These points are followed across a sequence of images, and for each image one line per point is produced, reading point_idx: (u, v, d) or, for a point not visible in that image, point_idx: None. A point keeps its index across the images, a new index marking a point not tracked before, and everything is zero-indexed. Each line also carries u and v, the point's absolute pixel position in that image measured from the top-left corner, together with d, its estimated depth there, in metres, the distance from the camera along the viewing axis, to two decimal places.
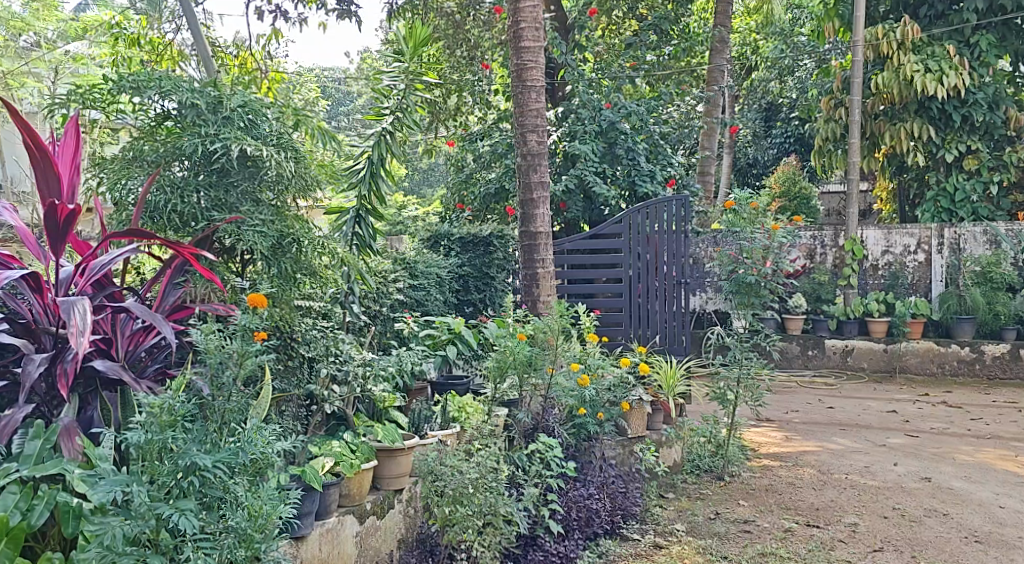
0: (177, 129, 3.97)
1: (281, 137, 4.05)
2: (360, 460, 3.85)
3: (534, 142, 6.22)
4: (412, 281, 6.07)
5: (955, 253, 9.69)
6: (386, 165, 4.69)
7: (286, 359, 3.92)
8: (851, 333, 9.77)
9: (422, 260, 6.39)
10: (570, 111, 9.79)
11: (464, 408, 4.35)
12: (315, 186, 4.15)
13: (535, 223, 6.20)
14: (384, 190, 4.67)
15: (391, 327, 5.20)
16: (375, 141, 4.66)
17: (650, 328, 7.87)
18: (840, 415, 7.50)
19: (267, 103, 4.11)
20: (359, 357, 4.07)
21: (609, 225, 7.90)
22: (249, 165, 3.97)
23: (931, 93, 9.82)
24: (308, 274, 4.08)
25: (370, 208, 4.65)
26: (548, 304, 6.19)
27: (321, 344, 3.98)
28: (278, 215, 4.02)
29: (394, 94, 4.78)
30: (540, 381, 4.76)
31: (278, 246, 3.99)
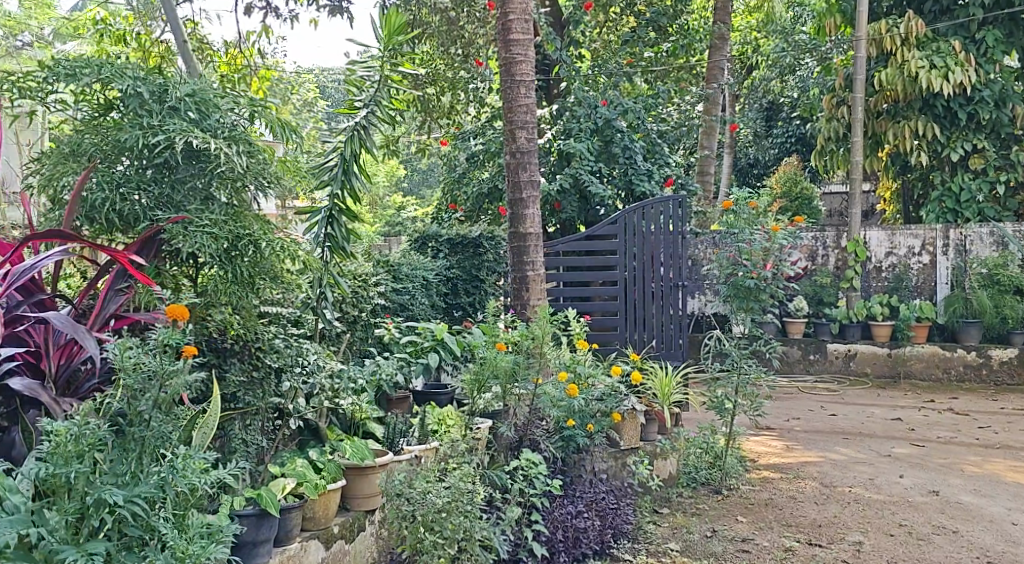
0: (120, 120, 3.72)
1: (233, 129, 3.78)
2: (325, 481, 3.70)
3: (523, 139, 5.95)
4: (395, 283, 5.81)
5: (960, 255, 9.43)
6: (360, 161, 4.34)
7: (251, 370, 3.68)
8: (853, 336, 9.51)
9: (406, 263, 6.13)
10: (565, 108, 9.46)
11: (443, 421, 4.29)
12: (274, 184, 3.89)
13: (525, 223, 5.95)
14: (358, 187, 4.31)
15: (372, 333, 4.94)
16: (348, 136, 4.33)
17: (646, 332, 7.61)
18: (843, 423, 7.25)
19: (221, 92, 3.87)
20: (327, 367, 3.92)
21: (603, 226, 7.65)
22: (196, 159, 3.71)
23: (937, 90, 9.58)
24: (268, 278, 3.77)
25: (344, 208, 4.28)
26: (537, 308, 5.94)
27: (288, 353, 3.80)
28: (231, 215, 3.73)
29: (367, 86, 4.42)
30: (525, 391, 4.51)
31: (233, 250, 3.65)
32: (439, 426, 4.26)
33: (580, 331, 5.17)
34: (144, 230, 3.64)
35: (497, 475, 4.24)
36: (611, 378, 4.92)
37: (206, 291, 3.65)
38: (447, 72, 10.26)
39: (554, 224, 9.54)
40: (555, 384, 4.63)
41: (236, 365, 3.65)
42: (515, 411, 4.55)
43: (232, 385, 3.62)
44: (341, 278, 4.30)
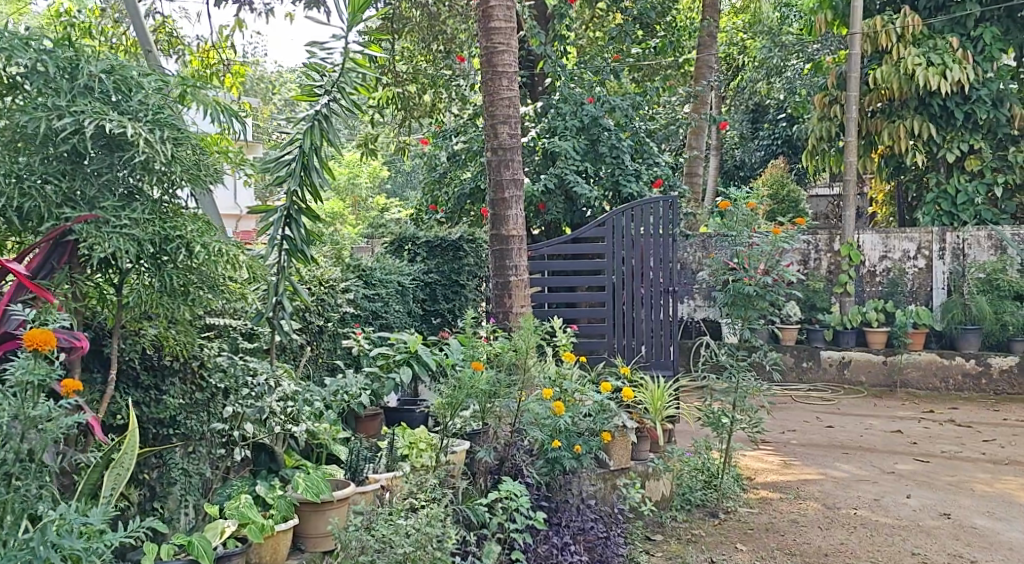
0: (22, 100, 3.26)
1: (159, 111, 3.36)
2: (274, 522, 3.44)
3: (505, 134, 5.55)
4: (367, 290, 5.37)
5: (958, 259, 9.12)
6: (322, 156, 3.88)
7: (194, 391, 3.51)
8: (848, 343, 9.15)
9: (380, 267, 5.69)
10: (550, 106, 9.06)
11: (414, 444, 3.95)
12: (210, 176, 3.49)
13: (507, 224, 5.56)
14: (318, 184, 3.86)
15: (340, 344, 4.65)
16: (308, 127, 3.83)
17: (634, 340, 7.20)
18: (841, 436, 6.90)
19: (144, 68, 3.44)
20: (278, 389, 3.66)
21: (590, 228, 7.30)
22: (112, 145, 3.27)
23: (934, 88, 9.25)
24: (207, 287, 3.45)
25: (303, 207, 3.86)
26: (521, 315, 5.55)
27: (232, 373, 3.60)
28: (156, 213, 3.34)
29: (328, 69, 3.91)
30: (507, 409, 4.14)
31: (162, 255, 3.33)
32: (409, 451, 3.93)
33: (567, 341, 4.81)
34: (48, 230, 3.21)
35: (473, 510, 3.86)
36: (601, 395, 4.53)
37: (130, 303, 3.33)
38: (428, 68, 9.87)
39: (539, 226, 9.15)
40: (539, 401, 4.24)
41: (176, 387, 3.47)
42: (495, 431, 4.17)
43: (172, 408, 3.44)
44: (300, 285, 3.92)
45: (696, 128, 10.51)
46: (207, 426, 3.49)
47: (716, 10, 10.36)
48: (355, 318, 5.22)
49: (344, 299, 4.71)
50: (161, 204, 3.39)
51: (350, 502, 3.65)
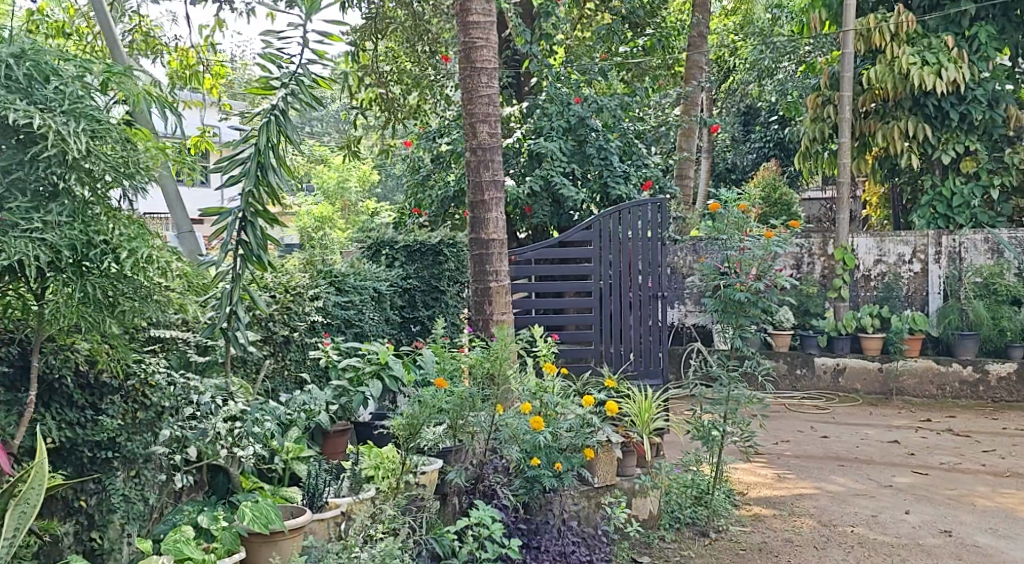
0: None
1: (75, 101, 3.07)
2: (217, 556, 3.22)
3: (484, 134, 5.31)
4: (340, 298, 5.11)
5: (954, 262, 8.90)
6: (279, 153, 3.64)
7: (135, 412, 3.40)
8: (842, 349, 8.93)
9: (355, 274, 5.44)
10: (535, 107, 8.81)
11: (380, 464, 3.78)
12: (138, 173, 3.20)
13: (487, 227, 5.32)
14: (275, 185, 3.60)
15: (307, 356, 4.39)
16: (263, 123, 3.64)
17: (623, 347, 6.95)
18: (836, 447, 6.67)
19: (59, 53, 3.14)
20: (225, 410, 3.54)
21: (577, 231, 7.02)
22: (21, 139, 2.99)
23: (929, 88, 9.04)
24: (136, 297, 3.22)
25: (260, 211, 3.60)
26: (503, 322, 5.32)
27: (173, 394, 3.48)
28: (77, 214, 3.06)
29: (286, 61, 3.80)
30: (477, 426, 4.01)
31: (85, 263, 3.08)
32: (374, 472, 3.75)
33: (548, 353, 4.63)
34: None
35: (437, 540, 3.75)
36: (585, 408, 4.30)
37: (49, 317, 3.06)
38: (413, 68, 9.62)
39: (526, 230, 8.90)
40: (518, 416, 4.02)
41: (116, 407, 3.33)
42: (469, 448, 4.07)
43: (111, 430, 3.31)
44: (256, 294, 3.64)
45: (686, 129, 10.28)
46: (146, 449, 3.39)
47: (707, 8, 10.14)
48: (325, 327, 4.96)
49: (312, 307, 4.45)
50: (93, 204, 3.11)
51: (304, 530, 3.45)
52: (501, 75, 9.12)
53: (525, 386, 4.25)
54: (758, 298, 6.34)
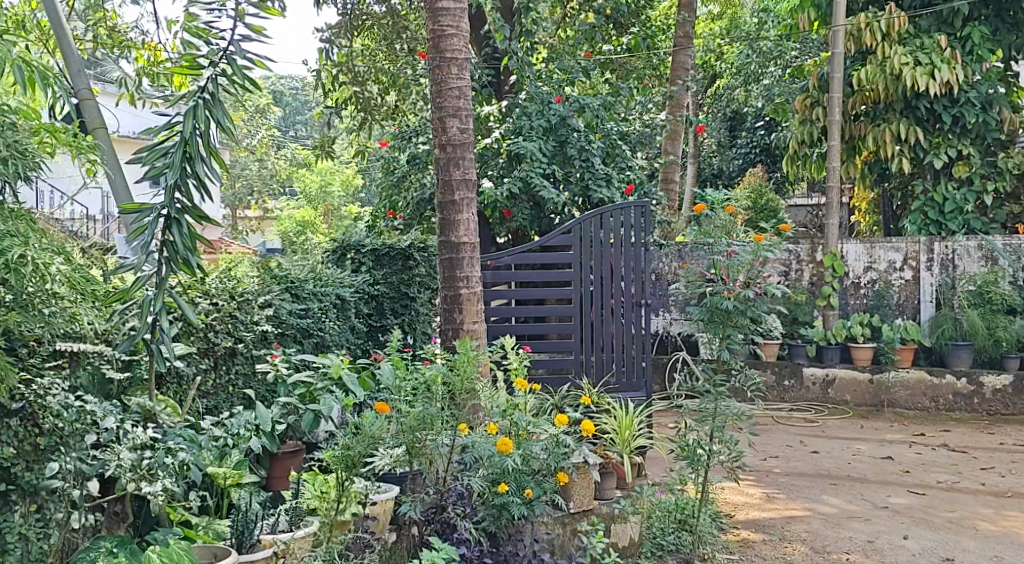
0: None
1: None
2: None
3: (454, 129, 4.95)
4: (296, 307, 4.77)
5: (946, 269, 8.57)
6: (206, 141, 3.59)
7: (32, 437, 3.26)
8: (832, 360, 8.60)
9: (312, 281, 5.10)
10: (515, 105, 8.44)
11: (324, 495, 3.64)
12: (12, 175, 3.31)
13: (457, 230, 4.98)
14: (203, 174, 3.57)
15: (255, 372, 4.17)
16: (190, 107, 3.57)
17: (605, 356, 6.62)
18: (827, 464, 6.37)
19: None
20: (134, 439, 3.35)
21: (556, 235, 6.69)
22: None
23: (922, 89, 8.72)
24: (18, 305, 3.29)
25: (189, 208, 3.60)
26: (473, 332, 4.97)
27: (71, 417, 3.31)
28: None
29: (212, 36, 3.66)
30: (437, 451, 3.84)
31: None
32: (319, 503, 3.62)
33: (519, 368, 4.40)
34: None
35: None
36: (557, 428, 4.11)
37: None
38: (389, 66, 9.23)
39: (505, 234, 8.55)
40: (485, 440, 3.93)
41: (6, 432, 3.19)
42: (427, 472, 3.89)
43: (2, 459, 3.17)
44: (181, 298, 3.57)
45: (671, 131, 9.95)
46: (42, 481, 3.23)
47: (693, 7, 9.82)
48: (277, 336, 4.62)
49: (262, 316, 4.25)
50: None
51: None
52: (480, 73, 8.76)
53: (495, 403, 4.11)
54: (750, 306, 5.93)
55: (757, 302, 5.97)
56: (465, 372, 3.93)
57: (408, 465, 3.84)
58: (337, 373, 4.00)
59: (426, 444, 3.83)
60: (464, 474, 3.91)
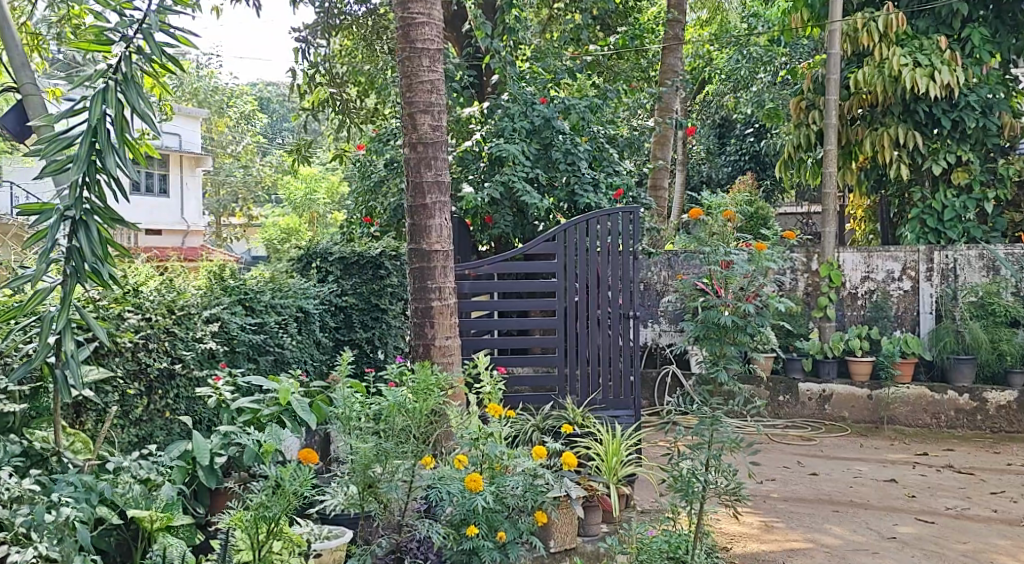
0: None
1: None
2: None
3: (426, 126, 4.55)
4: (248, 317, 4.50)
5: (947, 280, 8.14)
6: (117, 128, 3.61)
7: None
8: (829, 374, 8.22)
9: (268, 294, 4.74)
10: (497, 107, 8.02)
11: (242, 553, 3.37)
12: None
13: (429, 236, 4.57)
14: (112, 170, 3.58)
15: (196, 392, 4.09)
16: (100, 92, 3.60)
17: (591, 370, 6.21)
18: (827, 488, 5.98)
19: None
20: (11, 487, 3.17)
21: (539, 243, 6.24)
22: None
23: (922, 92, 8.29)
24: None
25: (94, 207, 3.60)
26: (446, 347, 4.57)
27: None
28: None
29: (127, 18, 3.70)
30: (393, 496, 3.61)
31: None
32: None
33: (495, 393, 4.26)
34: None
35: None
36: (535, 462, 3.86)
37: None
38: (368, 66, 8.80)
39: (487, 241, 8.13)
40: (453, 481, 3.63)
41: None
42: (379, 518, 3.66)
43: None
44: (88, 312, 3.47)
45: (660, 135, 9.57)
46: None
47: (683, 8, 9.42)
48: (226, 354, 4.33)
49: (207, 333, 4.11)
50: None
51: None
52: (460, 73, 8.32)
53: (466, 432, 3.88)
54: (748, 321, 5.53)
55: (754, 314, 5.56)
56: (423, 405, 3.67)
57: (360, 507, 3.63)
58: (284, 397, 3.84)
59: (377, 486, 3.61)
60: (422, 521, 3.71)
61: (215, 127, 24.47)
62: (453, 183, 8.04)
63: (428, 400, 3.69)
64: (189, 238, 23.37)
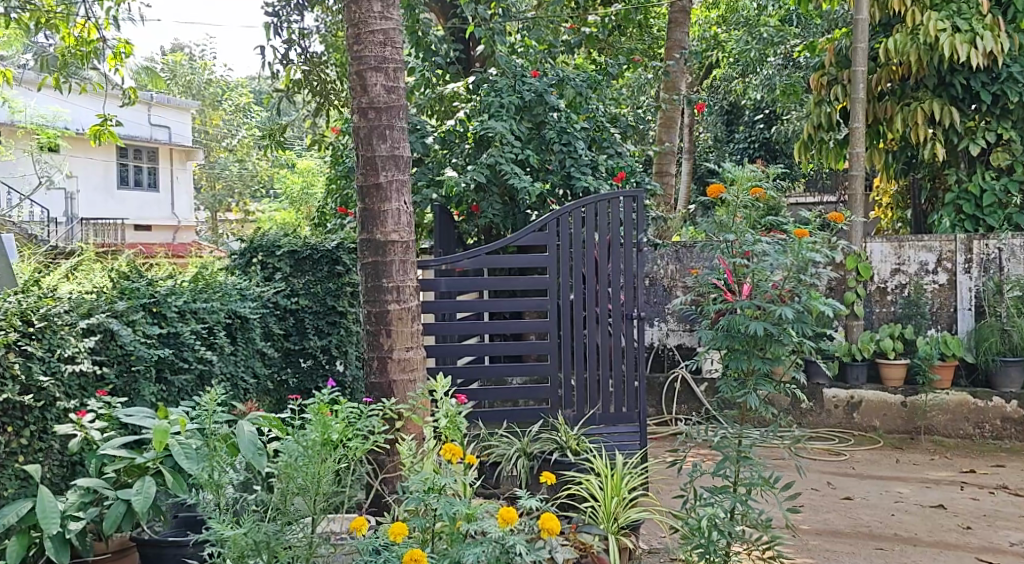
0: None
1: None
2: None
3: (378, 87, 3.80)
4: (149, 319, 4.16)
5: (988, 273, 7.22)
6: None
7: None
8: (859, 379, 7.33)
9: (178, 294, 4.34)
10: (484, 81, 7.16)
11: None
12: None
13: (384, 225, 3.82)
14: None
15: (60, 419, 3.71)
16: None
17: (590, 377, 5.35)
18: (867, 518, 5.12)
19: None
20: None
21: (527, 234, 5.36)
22: None
23: (962, 60, 7.39)
24: None
25: None
26: (405, 363, 3.83)
27: None
28: None
29: None
30: None
31: None
32: None
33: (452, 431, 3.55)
34: None
35: None
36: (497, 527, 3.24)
37: None
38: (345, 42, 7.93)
39: (474, 234, 7.25)
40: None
41: None
42: None
43: None
44: None
45: (666, 116, 8.70)
46: None
47: None
48: (117, 376, 3.99)
49: (79, 353, 3.75)
50: None
51: None
52: (443, 47, 7.46)
53: (414, 482, 3.34)
54: (787, 330, 4.52)
55: (793, 321, 4.51)
56: (317, 470, 3.38)
57: None
58: (160, 439, 3.51)
59: None
60: None
61: (208, 119, 23.63)
62: (435, 168, 7.16)
63: (319, 463, 3.40)
64: (180, 234, 22.44)
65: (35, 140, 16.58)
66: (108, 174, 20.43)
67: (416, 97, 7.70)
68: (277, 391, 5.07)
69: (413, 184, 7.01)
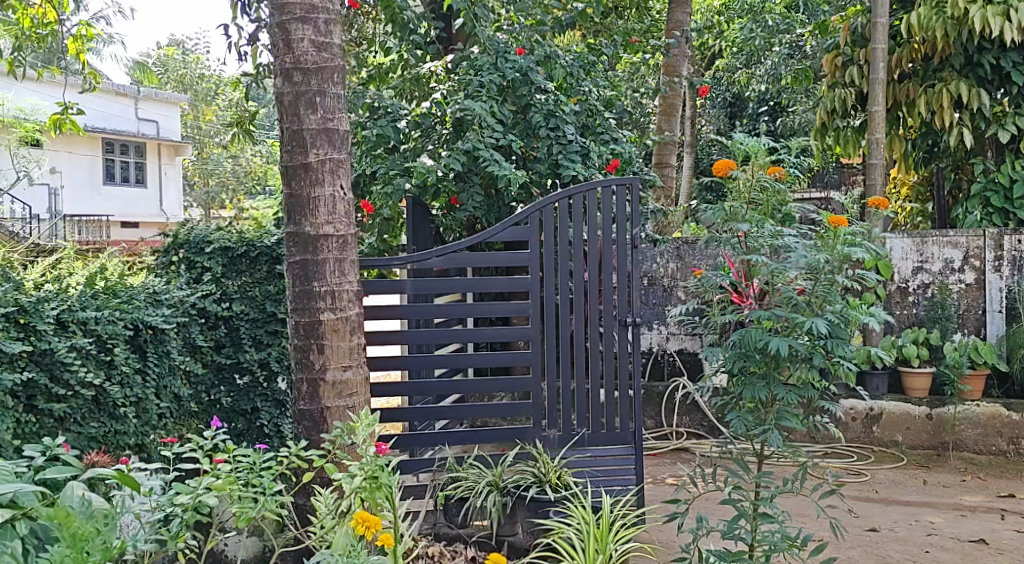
0: None
1: None
2: None
3: (305, 43, 3.46)
4: (11, 334, 3.63)
5: (1021, 271, 6.50)
6: None
7: None
8: (879, 389, 6.61)
9: (55, 303, 3.80)
10: (464, 60, 6.44)
11: None
12: None
13: (314, 212, 3.48)
14: None
15: None
16: None
17: (577, 392, 4.64)
18: (898, 558, 4.42)
19: None
20: None
21: (505, 228, 4.64)
22: None
23: (993, 35, 6.70)
24: None
25: None
26: (340, 379, 3.49)
27: None
28: None
29: None
30: None
31: None
32: None
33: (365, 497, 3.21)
34: None
35: None
36: None
37: None
38: None
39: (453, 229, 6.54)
40: None
41: None
42: None
43: None
44: None
45: (667, 105, 7.96)
46: None
47: None
48: None
49: None
50: None
51: None
52: (421, 24, 6.72)
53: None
54: (805, 341, 3.81)
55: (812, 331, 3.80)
56: None
57: None
58: None
59: None
60: None
61: (200, 115, 22.95)
62: (410, 155, 6.44)
63: None
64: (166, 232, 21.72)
65: (14, 133, 15.90)
66: (95, 170, 19.77)
67: (391, 79, 6.97)
68: (207, 412, 4.50)
69: (385, 173, 6.28)
